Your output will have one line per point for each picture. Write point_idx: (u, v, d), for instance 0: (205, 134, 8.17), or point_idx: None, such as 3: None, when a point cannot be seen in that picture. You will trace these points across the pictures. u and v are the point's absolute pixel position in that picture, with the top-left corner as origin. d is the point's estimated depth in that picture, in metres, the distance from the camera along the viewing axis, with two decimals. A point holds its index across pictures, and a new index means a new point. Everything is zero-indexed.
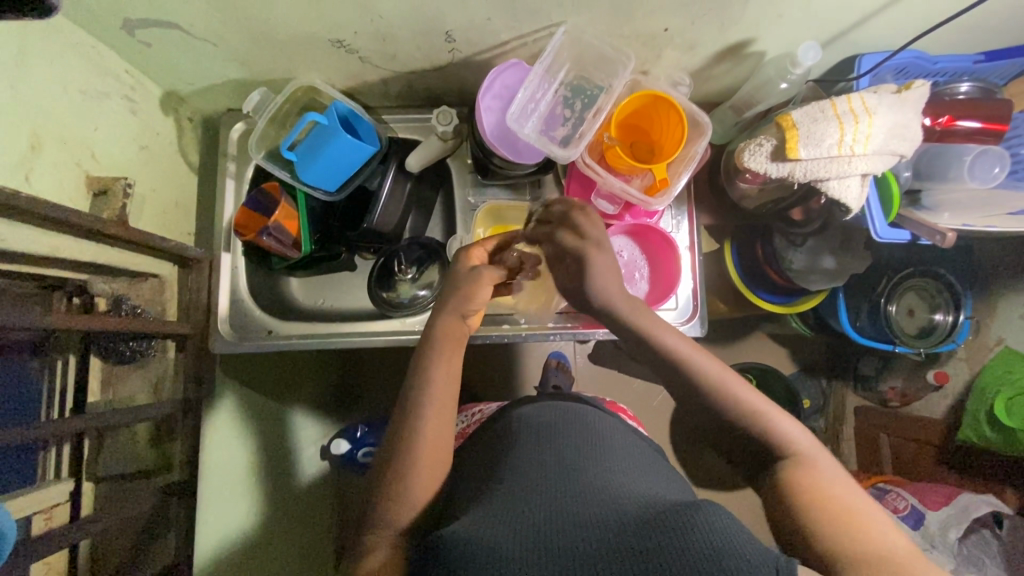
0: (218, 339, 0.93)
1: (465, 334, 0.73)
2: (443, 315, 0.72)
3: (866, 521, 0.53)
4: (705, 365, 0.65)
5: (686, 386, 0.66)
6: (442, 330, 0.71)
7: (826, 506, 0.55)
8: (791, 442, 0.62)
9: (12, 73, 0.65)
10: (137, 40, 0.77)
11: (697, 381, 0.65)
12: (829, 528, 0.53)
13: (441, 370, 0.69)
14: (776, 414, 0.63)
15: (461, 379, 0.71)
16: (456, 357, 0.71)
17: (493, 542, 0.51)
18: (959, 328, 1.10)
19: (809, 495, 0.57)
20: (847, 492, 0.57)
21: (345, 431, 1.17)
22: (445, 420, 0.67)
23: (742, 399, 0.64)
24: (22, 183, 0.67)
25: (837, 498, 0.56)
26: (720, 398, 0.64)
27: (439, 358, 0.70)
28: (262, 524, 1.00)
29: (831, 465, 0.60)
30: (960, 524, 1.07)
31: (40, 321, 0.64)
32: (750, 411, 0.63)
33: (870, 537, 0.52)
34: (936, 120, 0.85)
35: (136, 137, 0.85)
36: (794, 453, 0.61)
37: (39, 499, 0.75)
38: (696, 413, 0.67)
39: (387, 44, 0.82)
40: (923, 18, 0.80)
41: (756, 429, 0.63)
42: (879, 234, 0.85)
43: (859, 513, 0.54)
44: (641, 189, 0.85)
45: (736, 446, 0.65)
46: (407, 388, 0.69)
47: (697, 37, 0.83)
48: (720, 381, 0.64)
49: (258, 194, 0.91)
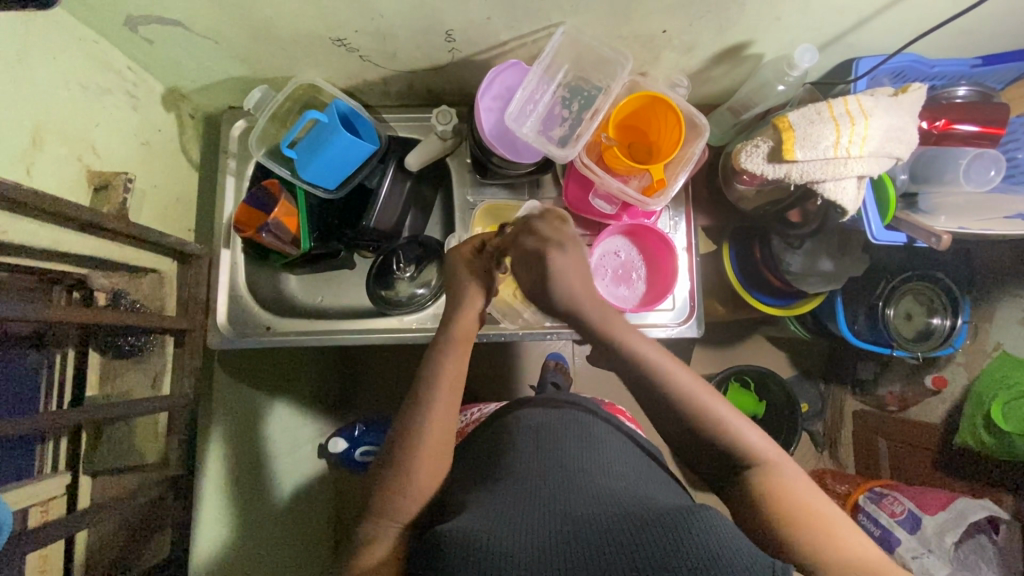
0: (218, 334, 0.94)
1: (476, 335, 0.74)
2: (458, 309, 0.74)
3: (834, 530, 0.56)
4: (682, 382, 0.65)
5: (659, 398, 0.66)
6: (457, 331, 0.73)
7: (795, 518, 0.57)
8: (753, 449, 0.62)
9: (14, 67, 0.66)
10: (140, 37, 0.78)
11: (672, 388, 0.65)
12: (803, 541, 0.56)
13: (449, 369, 0.70)
14: (742, 422, 0.64)
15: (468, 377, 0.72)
16: (465, 354, 0.72)
17: (488, 545, 0.50)
18: (956, 332, 1.12)
19: (781, 508, 0.58)
20: (817, 504, 0.58)
21: (343, 429, 1.19)
22: (451, 419, 0.68)
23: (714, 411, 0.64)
24: (23, 176, 0.67)
25: (806, 509, 0.58)
26: (693, 413, 0.64)
27: (450, 355, 0.71)
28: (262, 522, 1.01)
29: (791, 472, 0.61)
30: (956, 529, 1.06)
31: (38, 314, 0.64)
32: (719, 421, 0.63)
33: (842, 549, 0.55)
34: (933, 124, 0.85)
35: (137, 133, 0.86)
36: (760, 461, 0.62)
37: (35, 492, 0.75)
38: (664, 419, 0.67)
39: (387, 44, 0.82)
40: (921, 21, 0.80)
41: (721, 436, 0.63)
42: (876, 236, 0.86)
43: (828, 522, 0.57)
44: (639, 189, 0.86)
45: (699, 449, 0.66)
46: (415, 387, 0.69)
47: (695, 39, 0.83)
48: (696, 402, 0.64)
49: (258, 191, 0.92)
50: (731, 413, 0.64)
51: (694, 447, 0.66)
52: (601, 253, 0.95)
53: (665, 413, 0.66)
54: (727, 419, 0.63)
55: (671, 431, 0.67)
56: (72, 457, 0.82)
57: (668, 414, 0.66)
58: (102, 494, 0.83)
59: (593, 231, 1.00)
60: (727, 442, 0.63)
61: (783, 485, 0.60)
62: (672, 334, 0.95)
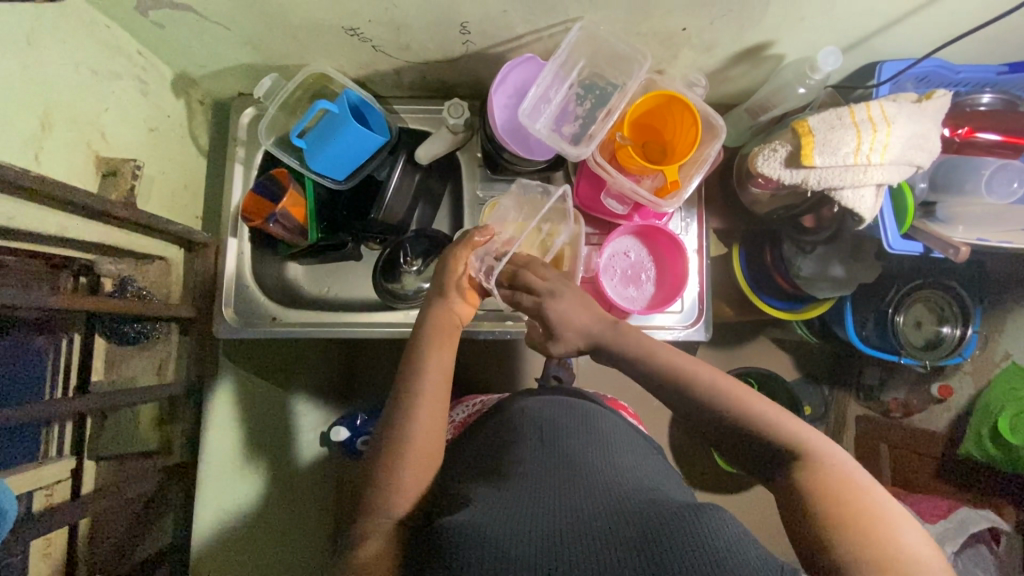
0: (224, 323, 0.93)
1: (457, 325, 0.75)
2: (436, 302, 0.76)
3: (880, 523, 0.53)
4: (704, 375, 0.68)
5: (698, 401, 0.67)
6: (434, 321, 0.74)
7: (834, 508, 0.55)
8: (797, 443, 0.61)
9: (22, 51, 0.65)
10: (150, 22, 0.77)
11: (694, 384, 0.68)
12: (842, 533, 0.53)
13: (435, 365, 0.70)
14: (778, 413, 0.64)
15: (453, 373, 0.72)
16: (447, 346, 0.73)
17: (498, 546, 0.49)
18: (966, 341, 1.10)
19: (823, 496, 0.56)
20: (859, 492, 0.56)
21: (345, 418, 1.16)
22: (439, 413, 0.69)
23: (749, 404, 0.65)
24: (31, 162, 0.67)
25: (851, 494, 0.56)
26: (727, 408, 0.65)
27: (432, 348, 0.72)
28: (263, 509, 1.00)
29: (841, 461, 0.59)
30: (955, 538, 1.09)
31: (46, 302, 0.64)
32: (761, 419, 0.64)
33: (890, 535, 0.52)
34: (955, 131, 0.84)
35: (146, 119, 0.85)
36: (804, 452, 0.61)
37: (38, 477, 0.74)
38: (708, 428, 0.68)
39: (401, 34, 0.81)
40: (950, 25, 0.78)
41: (763, 435, 0.63)
42: (890, 244, 0.84)
43: (875, 512, 0.54)
44: (652, 189, 0.84)
45: (751, 453, 0.65)
46: (401, 388, 0.70)
47: (715, 37, 0.81)
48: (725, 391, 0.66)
49: (268, 180, 0.91)
50: (780, 414, 0.64)
51: (737, 447, 0.66)
52: (611, 253, 0.94)
53: (697, 411, 0.67)
54: (770, 416, 0.64)
55: (709, 431, 0.68)
56: (77, 441, 0.81)
57: (693, 405, 0.68)
58: (105, 481, 0.82)
59: (600, 229, 0.98)
60: (769, 444, 0.63)
61: (828, 472, 0.58)
62: (677, 338, 0.94)
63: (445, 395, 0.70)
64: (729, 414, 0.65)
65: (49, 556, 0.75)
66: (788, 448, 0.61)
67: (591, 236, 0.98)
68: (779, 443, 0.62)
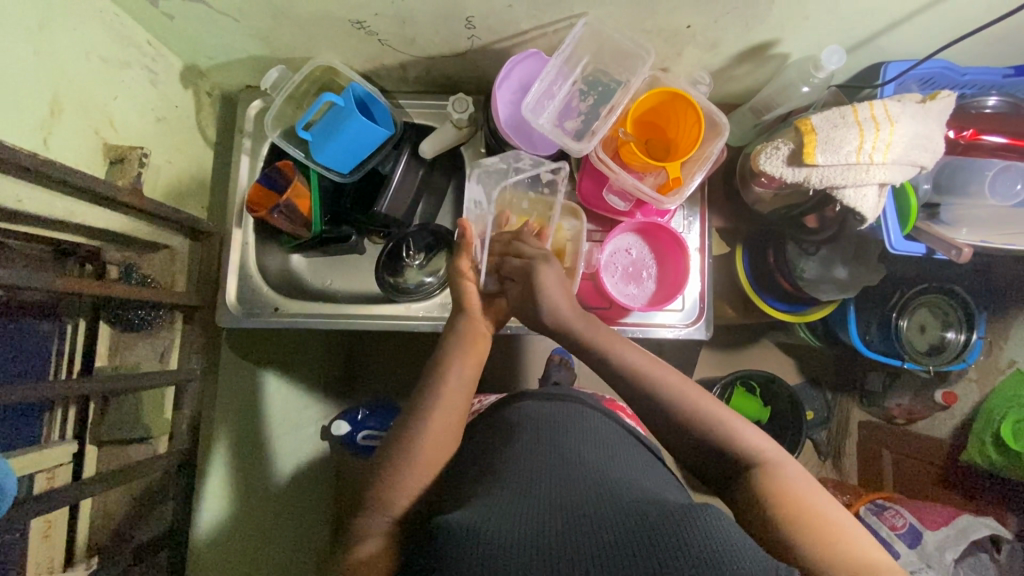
0: (226, 312, 0.94)
1: (482, 337, 0.78)
2: (460, 318, 0.79)
3: (839, 530, 0.56)
4: (664, 385, 0.69)
5: (656, 407, 0.68)
6: (459, 334, 0.77)
7: (795, 514, 0.57)
8: (759, 452, 0.64)
9: (34, 38, 0.66)
10: (160, 12, 0.78)
11: (657, 393, 0.69)
12: (805, 536, 0.56)
13: (454, 376, 0.73)
14: (735, 420, 0.66)
15: (475, 384, 0.74)
16: (471, 360, 0.75)
17: (490, 544, 0.49)
18: (970, 348, 1.10)
19: (788, 502, 0.58)
20: (816, 498, 0.59)
21: (346, 413, 1.19)
22: (449, 419, 0.70)
23: (709, 412, 0.67)
24: (40, 146, 0.68)
25: (809, 501, 0.59)
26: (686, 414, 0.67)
27: (456, 359, 0.74)
28: (239, 504, 0.98)
29: (798, 469, 0.62)
30: (956, 546, 1.06)
31: (51, 284, 0.65)
32: (723, 426, 0.66)
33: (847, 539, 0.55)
34: (960, 133, 0.81)
35: (154, 109, 0.86)
36: (765, 459, 0.63)
37: (40, 459, 0.75)
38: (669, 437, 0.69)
39: (406, 28, 0.81)
40: (956, 25, 0.78)
41: (726, 445, 0.65)
42: (893, 245, 0.84)
43: (833, 519, 0.57)
44: (653, 187, 0.85)
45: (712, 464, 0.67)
46: None
47: (720, 35, 0.81)
48: (684, 396, 0.68)
49: (273, 172, 0.92)
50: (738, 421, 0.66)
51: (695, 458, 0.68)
52: (612, 250, 0.95)
53: (662, 419, 0.68)
54: (728, 422, 0.66)
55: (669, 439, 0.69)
56: (80, 425, 0.82)
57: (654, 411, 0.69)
58: (104, 466, 0.83)
59: (604, 227, 0.99)
60: (729, 453, 0.65)
61: (787, 479, 0.61)
62: (677, 336, 0.94)
63: (464, 407, 0.72)
64: (686, 421, 0.67)
65: (49, 537, 0.75)
66: (749, 457, 0.64)
67: (593, 233, 0.98)
68: (739, 451, 0.64)
